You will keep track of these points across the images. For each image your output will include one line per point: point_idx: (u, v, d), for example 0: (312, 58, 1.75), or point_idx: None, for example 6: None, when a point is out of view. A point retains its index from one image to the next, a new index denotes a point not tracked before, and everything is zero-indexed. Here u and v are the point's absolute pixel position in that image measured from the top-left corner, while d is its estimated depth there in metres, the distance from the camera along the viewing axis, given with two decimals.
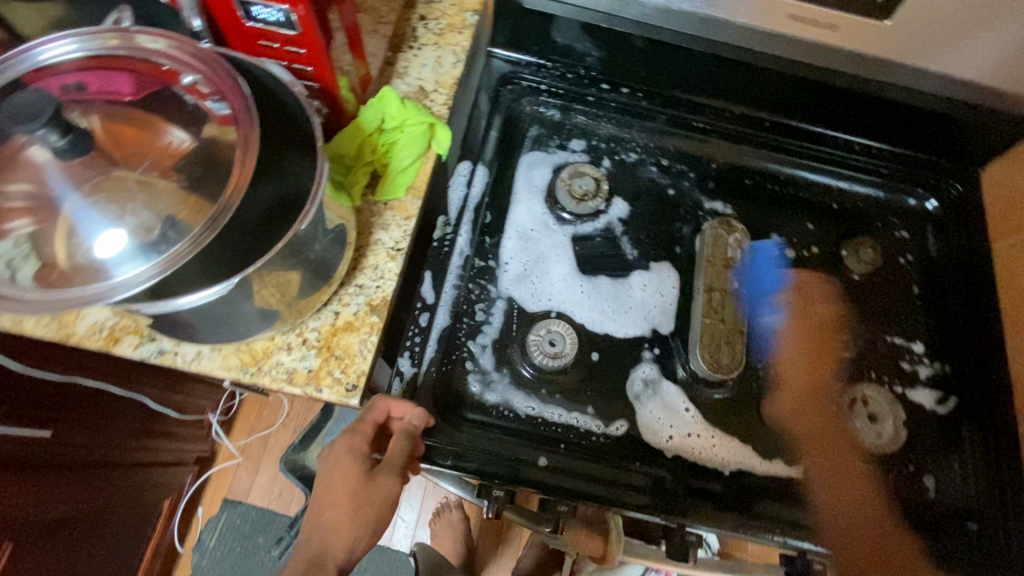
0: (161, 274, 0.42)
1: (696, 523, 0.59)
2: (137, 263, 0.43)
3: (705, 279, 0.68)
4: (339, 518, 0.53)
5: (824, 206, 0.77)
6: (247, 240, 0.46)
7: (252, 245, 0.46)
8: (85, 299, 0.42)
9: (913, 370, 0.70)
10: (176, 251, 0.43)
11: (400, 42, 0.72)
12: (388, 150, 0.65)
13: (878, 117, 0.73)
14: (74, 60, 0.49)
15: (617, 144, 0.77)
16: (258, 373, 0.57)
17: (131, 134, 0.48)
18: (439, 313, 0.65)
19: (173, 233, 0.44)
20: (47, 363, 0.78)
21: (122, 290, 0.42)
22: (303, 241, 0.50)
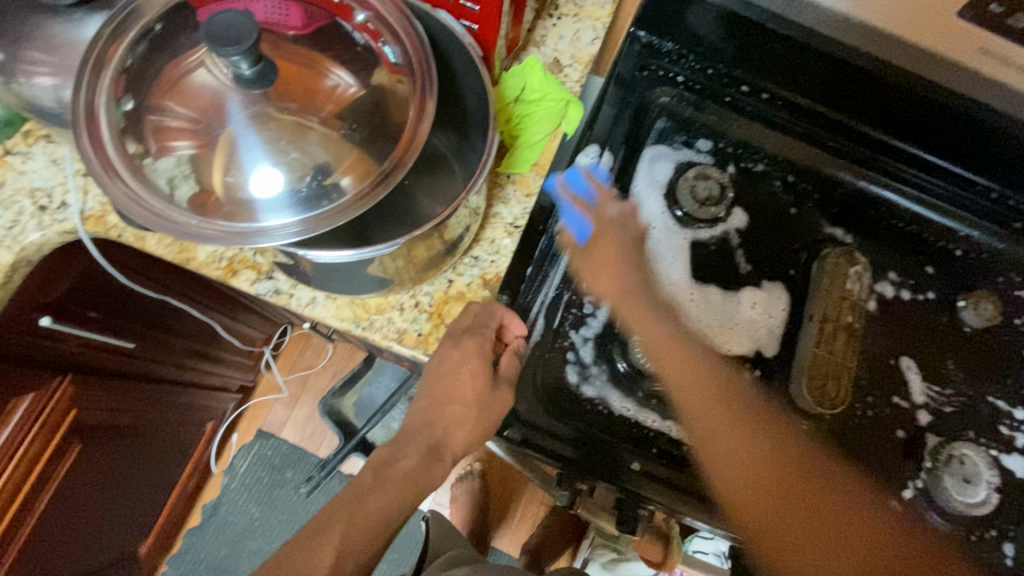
0: (307, 234, 0.40)
1: None
2: (288, 212, 0.42)
3: (819, 308, 0.66)
4: (427, 466, 0.56)
5: (946, 250, 0.73)
6: None
7: None
8: (234, 237, 0.41)
9: (1011, 436, 0.67)
10: (332, 211, 0.41)
11: (542, 7, 0.69)
12: (521, 121, 0.62)
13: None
14: None
15: (745, 151, 0.74)
16: (370, 328, 0.56)
17: (292, 70, 0.45)
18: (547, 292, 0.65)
19: (343, 182, 0.44)
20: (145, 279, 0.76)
21: (269, 238, 0.41)
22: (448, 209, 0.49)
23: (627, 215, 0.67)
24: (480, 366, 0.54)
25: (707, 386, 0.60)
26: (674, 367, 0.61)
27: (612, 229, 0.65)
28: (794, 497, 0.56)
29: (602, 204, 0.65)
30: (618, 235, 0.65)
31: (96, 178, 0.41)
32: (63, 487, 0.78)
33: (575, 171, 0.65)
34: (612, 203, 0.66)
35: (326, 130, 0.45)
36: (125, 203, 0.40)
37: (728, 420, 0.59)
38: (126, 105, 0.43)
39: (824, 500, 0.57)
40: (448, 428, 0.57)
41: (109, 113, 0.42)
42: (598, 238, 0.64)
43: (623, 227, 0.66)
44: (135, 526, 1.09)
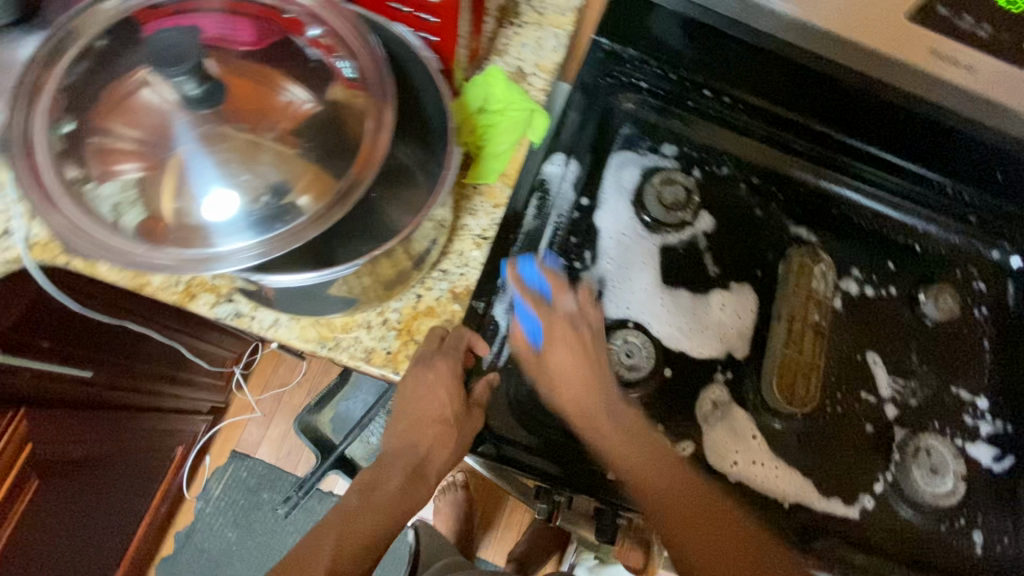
0: (267, 256, 0.39)
1: None
2: (245, 235, 0.41)
3: (786, 308, 0.67)
4: (403, 496, 0.57)
5: (907, 246, 0.75)
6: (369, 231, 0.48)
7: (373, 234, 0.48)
8: (188, 265, 0.39)
9: (974, 425, 0.69)
10: (293, 230, 0.40)
11: (504, 14, 0.68)
12: (486, 132, 0.62)
13: (968, 163, 0.71)
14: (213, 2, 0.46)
15: (709, 155, 0.75)
16: (336, 348, 0.55)
17: (245, 87, 0.44)
18: (518, 303, 0.64)
19: (301, 202, 0.42)
20: (104, 305, 0.74)
21: (227, 264, 0.39)
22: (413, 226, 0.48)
23: (578, 342, 0.58)
24: (444, 392, 0.55)
25: (605, 407, 0.58)
26: (570, 372, 0.58)
27: (568, 355, 0.58)
28: (685, 509, 0.54)
29: (548, 321, 0.58)
30: (569, 348, 0.58)
31: (35, 210, 0.39)
32: (21, 526, 0.75)
33: (529, 263, 0.58)
34: (561, 323, 0.58)
35: (280, 148, 0.44)
36: (70, 234, 0.39)
37: (600, 401, 0.57)
38: (65, 127, 0.42)
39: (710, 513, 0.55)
40: (423, 451, 0.57)
41: (46, 137, 0.41)
42: (552, 337, 0.58)
43: (581, 321, 0.59)
44: (102, 560, 1.04)
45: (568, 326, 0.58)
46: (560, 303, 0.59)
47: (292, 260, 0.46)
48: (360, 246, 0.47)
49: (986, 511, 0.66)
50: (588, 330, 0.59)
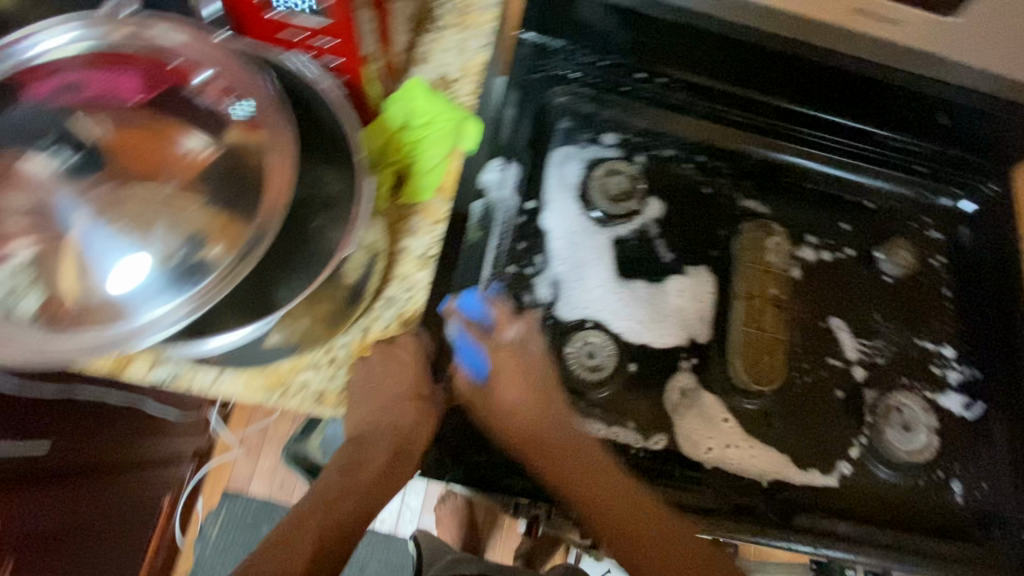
0: (194, 313, 0.37)
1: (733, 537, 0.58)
2: (161, 297, 0.38)
3: (742, 285, 0.67)
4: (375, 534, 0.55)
5: (860, 205, 0.75)
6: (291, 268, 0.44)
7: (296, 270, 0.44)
8: (107, 344, 0.37)
9: (943, 375, 0.70)
10: (212, 284, 0.38)
11: (421, 20, 0.66)
12: (415, 147, 0.59)
13: (906, 115, 0.70)
14: (79, 55, 0.42)
15: (652, 139, 0.73)
16: (286, 395, 0.53)
17: (139, 141, 0.42)
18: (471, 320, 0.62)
19: (212, 255, 0.40)
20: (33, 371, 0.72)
21: (153, 331, 0.37)
22: None
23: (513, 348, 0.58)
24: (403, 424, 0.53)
25: (555, 407, 0.58)
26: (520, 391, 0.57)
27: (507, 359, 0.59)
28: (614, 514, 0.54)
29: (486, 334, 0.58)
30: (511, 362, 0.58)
31: None
32: None
33: (470, 297, 0.59)
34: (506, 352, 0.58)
35: (181, 201, 0.41)
36: None
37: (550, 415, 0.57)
38: None
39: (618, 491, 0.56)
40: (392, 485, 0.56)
41: None
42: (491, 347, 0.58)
43: (525, 350, 0.59)
44: None
45: (511, 360, 0.57)
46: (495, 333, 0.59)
47: (223, 315, 0.43)
48: (265, 297, 0.43)
49: (963, 459, 0.66)
50: (533, 358, 0.59)
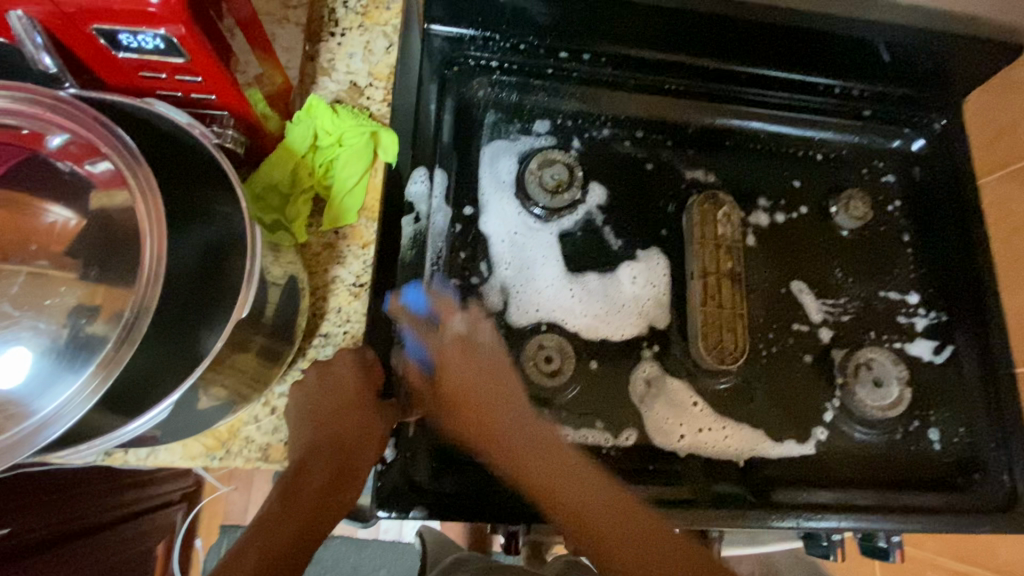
0: (95, 397, 0.34)
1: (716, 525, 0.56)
2: (57, 390, 0.35)
3: (698, 263, 0.64)
4: None
5: (807, 158, 0.72)
6: (205, 322, 0.39)
7: (211, 326, 0.39)
8: (10, 450, 0.34)
9: (910, 323, 0.68)
10: (99, 367, 0.35)
11: (318, 30, 0.62)
12: (328, 170, 0.56)
13: (848, 57, 0.66)
14: None
15: (585, 120, 0.70)
16: (228, 457, 0.51)
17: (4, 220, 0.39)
18: None
19: (99, 331, 0.36)
20: None
21: (56, 426, 0.34)
22: (253, 313, 0.43)
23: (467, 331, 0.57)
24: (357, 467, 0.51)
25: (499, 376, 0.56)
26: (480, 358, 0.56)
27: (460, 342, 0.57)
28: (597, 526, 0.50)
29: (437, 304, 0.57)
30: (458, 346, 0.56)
31: None
32: None
33: None
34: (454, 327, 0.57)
35: (55, 278, 0.38)
36: None
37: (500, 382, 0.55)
38: None
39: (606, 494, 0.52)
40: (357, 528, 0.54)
41: None
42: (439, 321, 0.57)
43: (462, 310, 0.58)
44: None
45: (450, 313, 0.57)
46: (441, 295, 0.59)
47: (148, 376, 0.37)
48: (168, 364, 0.38)
49: (938, 405, 0.65)
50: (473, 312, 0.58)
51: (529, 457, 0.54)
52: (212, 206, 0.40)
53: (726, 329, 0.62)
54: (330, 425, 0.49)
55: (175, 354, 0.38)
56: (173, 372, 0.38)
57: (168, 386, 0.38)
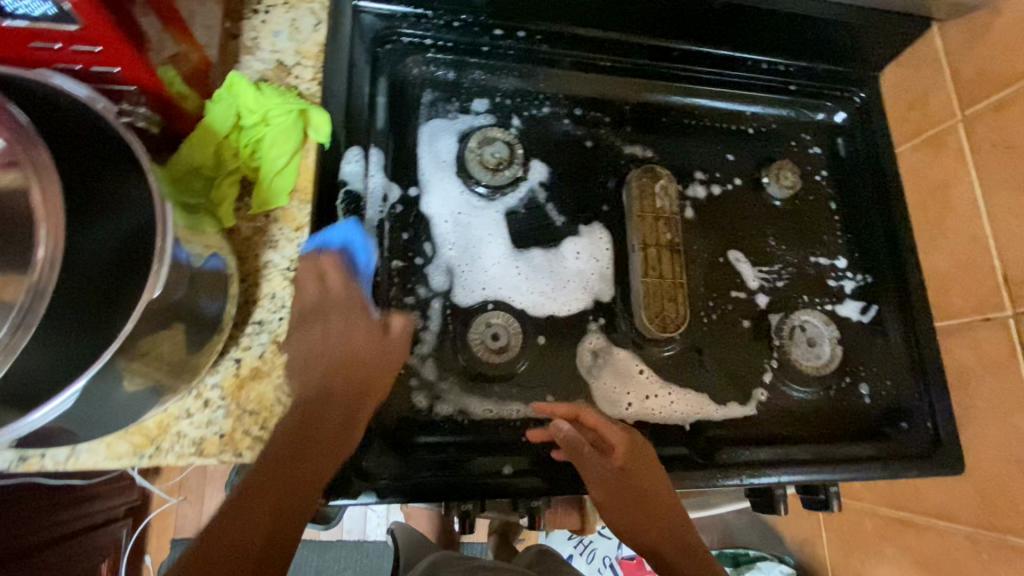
0: None
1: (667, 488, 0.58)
2: None
3: (638, 235, 0.65)
4: None
5: (740, 131, 0.75)
6: (108, 307, 0.36)
7: (118, 312, 0.36)
8: None
9: (838, 286, 0.71)
10: None
11: (240, 7, 0.59)
12: (255, 150, 0.54)
13: (772, 30, 0.69)
14: None
15: (523, 99, 0.69)
16: (159, 454, 0.48)
17: None
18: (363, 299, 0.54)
19: None
20: None
21: None
22: (167, 298, 0.41)
23: (632, 448, 0.55)
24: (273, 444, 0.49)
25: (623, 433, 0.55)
26: (659, 486, 0.55)
27: (613, 482, 0.54)
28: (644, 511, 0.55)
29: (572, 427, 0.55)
30: (608, 493, 0.54)
31: None
32: None
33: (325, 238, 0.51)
34: (626, 444, 0.55)
35: None
36: None
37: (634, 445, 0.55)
38: None
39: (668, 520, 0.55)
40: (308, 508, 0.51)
41: None
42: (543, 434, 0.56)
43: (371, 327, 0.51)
44: None
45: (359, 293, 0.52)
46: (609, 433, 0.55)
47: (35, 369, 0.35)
48: (60, 357, 0.35)
49: (867, 362, 0.69)
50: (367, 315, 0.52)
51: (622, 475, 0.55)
52: (117, 191, 0.38)
53: (670, 294, 0.64)
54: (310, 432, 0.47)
55: (76, 344, 0.35)
56: (73, 360, 0.35)
57: (71, 375, 0.35)
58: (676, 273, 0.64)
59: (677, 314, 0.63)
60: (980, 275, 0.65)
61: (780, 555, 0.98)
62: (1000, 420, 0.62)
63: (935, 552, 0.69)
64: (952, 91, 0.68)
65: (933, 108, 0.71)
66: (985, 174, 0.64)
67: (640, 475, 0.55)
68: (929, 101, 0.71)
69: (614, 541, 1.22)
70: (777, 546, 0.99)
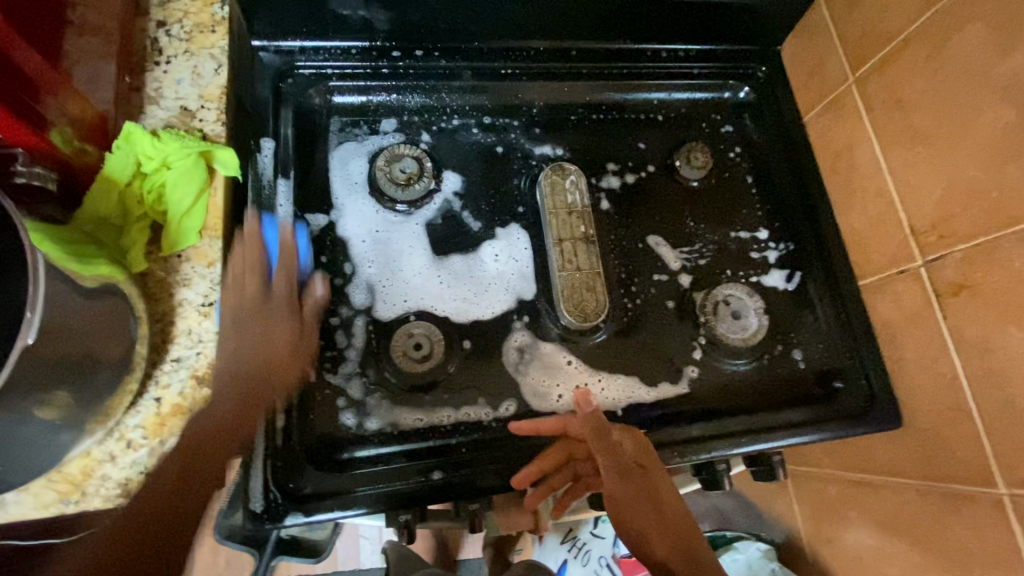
0: None
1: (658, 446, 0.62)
2: None
3: (553, 232, 0.67)
4: None
5: (651, 119, 0.76)
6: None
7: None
8: None
9: (762, 257, 0.73)
10: None
11: (137, 60, 0.61)
12: (159, 194, 0.56)
13: (663, 14, 0.71)
14: None
15: (431, 114, 0.71)
16: (85, 498, 0.50)
17: None
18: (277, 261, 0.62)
19: None
20: None
21: None
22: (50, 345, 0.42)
23: (642, 447, 0.59)
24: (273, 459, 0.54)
25: (626, 435, 0.59)
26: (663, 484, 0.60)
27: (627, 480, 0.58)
28: (646, 501, 0.59)
29: (581, 429, 0.59)
30: (627, 490, 0.59)
31: None
32: None
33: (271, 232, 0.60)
34: (632, 442, 0.59)
35: None
36: None
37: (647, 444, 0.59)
38: None
39: (668, 518, 0.60)
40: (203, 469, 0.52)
41: None
42: (537, 460, 0.58)
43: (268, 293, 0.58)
44: None
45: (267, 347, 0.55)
46: (619, 442, 0.59)
47: None
48: None
49: (794, 330, 0.70)
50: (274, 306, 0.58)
51: (631, 470, 0.59)
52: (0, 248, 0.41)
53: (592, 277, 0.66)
54: (194, 464, 0.51)
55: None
56: None
57: None
58: (592, 261, 0.66)
59: (594, 296, 0.65)
60: (890, 229, 0.65)
61: (763, 533, 0.97)
62: (929, 368, 0.62)
63: (890, 509, 0.69)
64: (843, 57, 0.70)
65: (828, 75, 0.72)
66: (883, 130, 0.66)
67: (657, 476, 0.59)
68: (825, 67, 0.72)
69: (608, 540, 1.17)
70: (758, 525, 0.98)
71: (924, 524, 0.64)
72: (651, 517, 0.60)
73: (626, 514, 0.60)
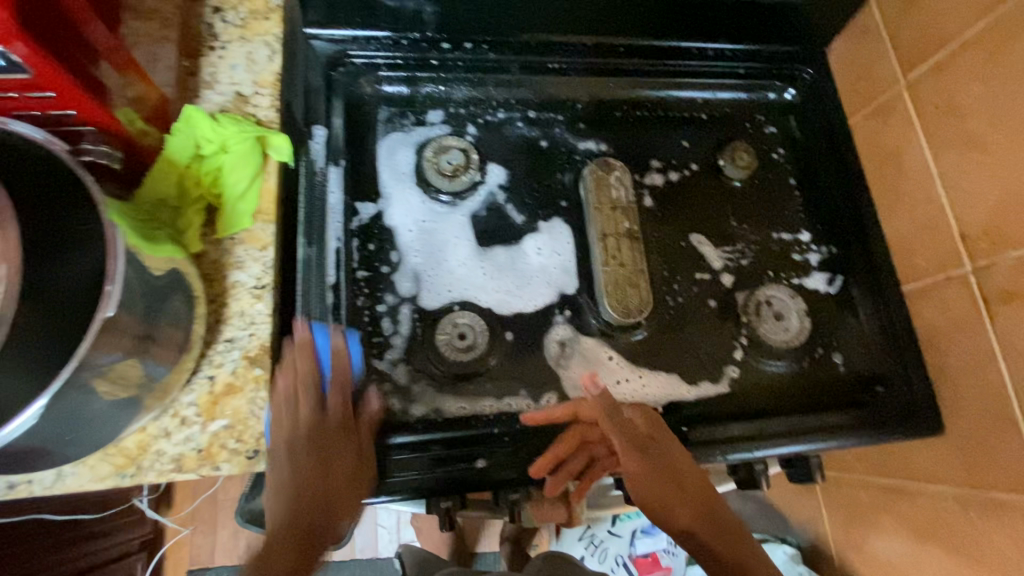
0: None
1: (698, 444, 0.62)
2: None
3: (597, 227, 0.66)
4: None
5: (695, 118, 0.76)
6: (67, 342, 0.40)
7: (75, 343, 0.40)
8: None
9: (805, 259, 0.72)
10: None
11: (195, 46, 0.62)
12: (216, 177, 0.57)
13: (712, 12, 0.71)
14: None
15: (476, 106, 0.72)
16: (140, 473, 0.51)
17: None
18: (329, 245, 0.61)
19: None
20: None
21: None
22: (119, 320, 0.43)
23: (656, 422, 0.60)
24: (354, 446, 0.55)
25: (638, 412, 0.60)
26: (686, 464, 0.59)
27: (645, 454, 0.59)
28: (669, 475, 0.59)
29: (593, 410, 0.59)
30: (644, 466, 0.59)
31: None
32: None
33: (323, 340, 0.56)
34: (644, 417, 0.60)
35: None
36: None
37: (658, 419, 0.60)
38: None
39: (691, 492, 0.60)
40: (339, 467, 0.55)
41: None
42: (553, 447, 0.58)
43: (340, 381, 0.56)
44: None
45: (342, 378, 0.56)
46: (630, 419, 0.60)
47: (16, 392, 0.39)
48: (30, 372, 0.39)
49: (835, 335, 0.70)
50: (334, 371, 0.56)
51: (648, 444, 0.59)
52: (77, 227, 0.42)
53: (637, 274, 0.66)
54: (325, 452, 0.55)
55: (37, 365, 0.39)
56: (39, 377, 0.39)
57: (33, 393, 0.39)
58: (637, 257, 0.66)
59: (638, 291, 0.65)
60: (938, 234, 0.65)
61: (789, 537, 0.96)
62: (973, 375, 0.62)
63: (926, 516, 0.68)
64: (894, 60, 0.69)
65: (877, 78, 0.72)
66: (934, 135, 0.65)
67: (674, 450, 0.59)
68: (874, 70, 0.72)
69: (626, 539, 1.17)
70: (783, 529, 0.98)
71: (961, 532, 0.64)
72: (680, 494, 0.59)
73: (647, 491, 0.59)
